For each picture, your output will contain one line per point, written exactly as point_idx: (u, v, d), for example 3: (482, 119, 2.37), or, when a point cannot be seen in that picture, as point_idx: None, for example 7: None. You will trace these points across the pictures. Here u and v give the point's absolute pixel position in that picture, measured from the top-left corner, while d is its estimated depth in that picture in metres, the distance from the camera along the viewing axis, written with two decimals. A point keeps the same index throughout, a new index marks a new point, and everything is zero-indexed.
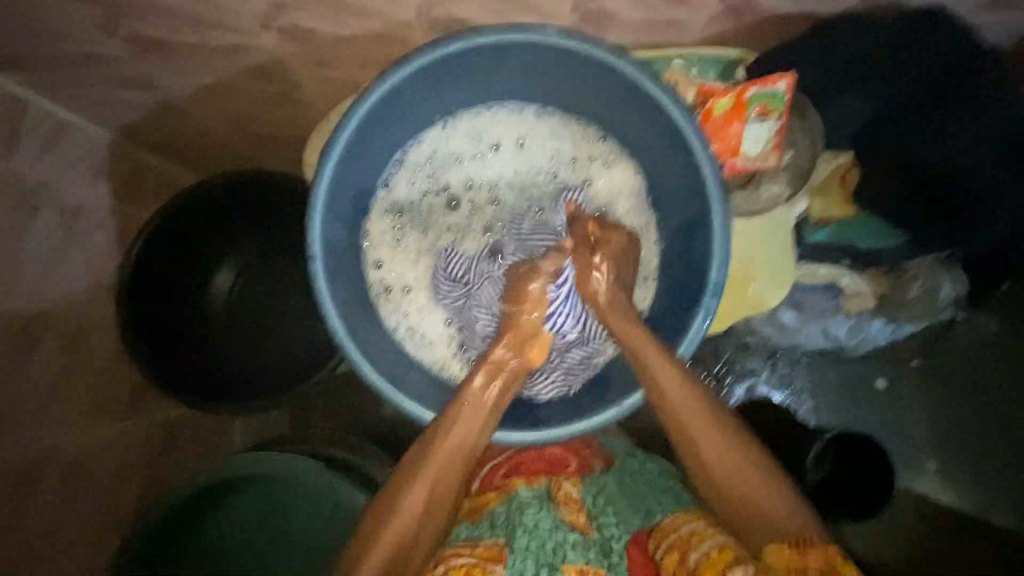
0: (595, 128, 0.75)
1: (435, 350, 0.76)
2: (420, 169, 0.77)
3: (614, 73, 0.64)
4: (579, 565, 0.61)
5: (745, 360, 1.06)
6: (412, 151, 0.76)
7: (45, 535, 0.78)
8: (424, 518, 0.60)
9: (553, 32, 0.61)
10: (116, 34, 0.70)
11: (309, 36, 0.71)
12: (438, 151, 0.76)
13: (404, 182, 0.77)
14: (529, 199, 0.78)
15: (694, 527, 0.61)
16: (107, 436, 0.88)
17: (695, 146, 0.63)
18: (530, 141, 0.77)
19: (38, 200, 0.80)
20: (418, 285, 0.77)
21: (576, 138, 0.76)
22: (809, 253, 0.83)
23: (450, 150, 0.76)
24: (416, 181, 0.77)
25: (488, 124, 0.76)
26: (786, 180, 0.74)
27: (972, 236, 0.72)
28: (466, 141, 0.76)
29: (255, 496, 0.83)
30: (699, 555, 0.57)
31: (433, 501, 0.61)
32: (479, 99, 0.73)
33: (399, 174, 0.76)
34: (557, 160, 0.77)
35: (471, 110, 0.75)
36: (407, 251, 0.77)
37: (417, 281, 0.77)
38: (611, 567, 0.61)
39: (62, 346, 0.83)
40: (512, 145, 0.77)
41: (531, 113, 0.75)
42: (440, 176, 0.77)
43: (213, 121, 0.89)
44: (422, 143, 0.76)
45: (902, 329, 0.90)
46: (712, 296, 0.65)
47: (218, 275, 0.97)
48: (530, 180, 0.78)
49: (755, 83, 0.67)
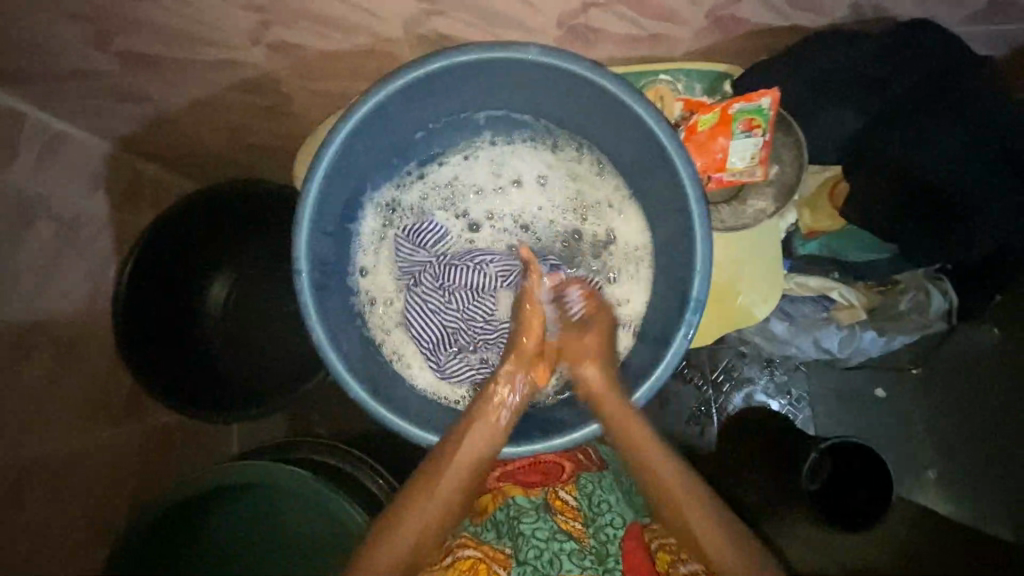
0: (598, 165, 0.77)
1: (424, 381, 0.76)
2: (435, 188, 0.80)
3: (597, 88, 0.64)
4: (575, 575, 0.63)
5: (743, 368, 1.06)
6: (434, 169, 0.79)
7: (46, 536, 0.80)
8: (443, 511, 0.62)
9: (536, 50, 0.62)
10: (108, 50, 0.71)
11: (299, 52, 0.72)
12: (454, 173, 0.80)
13: (417, 192, 0.79)
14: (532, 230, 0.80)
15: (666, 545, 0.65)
16: (104, 440, 0.89)
17: (677, 161, 0.63)
18: (545, 178, 0.79)
19: (37, 211, 0.82)
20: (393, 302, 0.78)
21: (581, 174, 0.78)
22: (799, 264, 0.85)
23: (466, 174, 0.80)
24: (426, 199, 0.79)
25: (503, 151, 0.79)
26: (771, 195, 0.75)
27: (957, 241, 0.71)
28: (485, 165, 0.80)
29: (250, 504, 0.83)
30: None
31: (437, 520, 0.62)
32: (486, 124, 0.76)
33: (410, 191, 0.79)
34: (563, 203, 0.79)
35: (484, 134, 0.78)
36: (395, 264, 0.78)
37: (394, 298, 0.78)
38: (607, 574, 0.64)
39: (59, 353, 0.85)
40: (530, 180, 0.80)
41: (536, 140, 0.78)
42: (450, 197, 0.80)
43: (209, 132, 0.90)
44: (441, 164, 0.79)
45: (895, 340, 0.88)
46: (692, 311, 0.65)
47: (214, 286, 0.98)
48: (536, 212, 0.80)
49: (739, 98, 0.68)
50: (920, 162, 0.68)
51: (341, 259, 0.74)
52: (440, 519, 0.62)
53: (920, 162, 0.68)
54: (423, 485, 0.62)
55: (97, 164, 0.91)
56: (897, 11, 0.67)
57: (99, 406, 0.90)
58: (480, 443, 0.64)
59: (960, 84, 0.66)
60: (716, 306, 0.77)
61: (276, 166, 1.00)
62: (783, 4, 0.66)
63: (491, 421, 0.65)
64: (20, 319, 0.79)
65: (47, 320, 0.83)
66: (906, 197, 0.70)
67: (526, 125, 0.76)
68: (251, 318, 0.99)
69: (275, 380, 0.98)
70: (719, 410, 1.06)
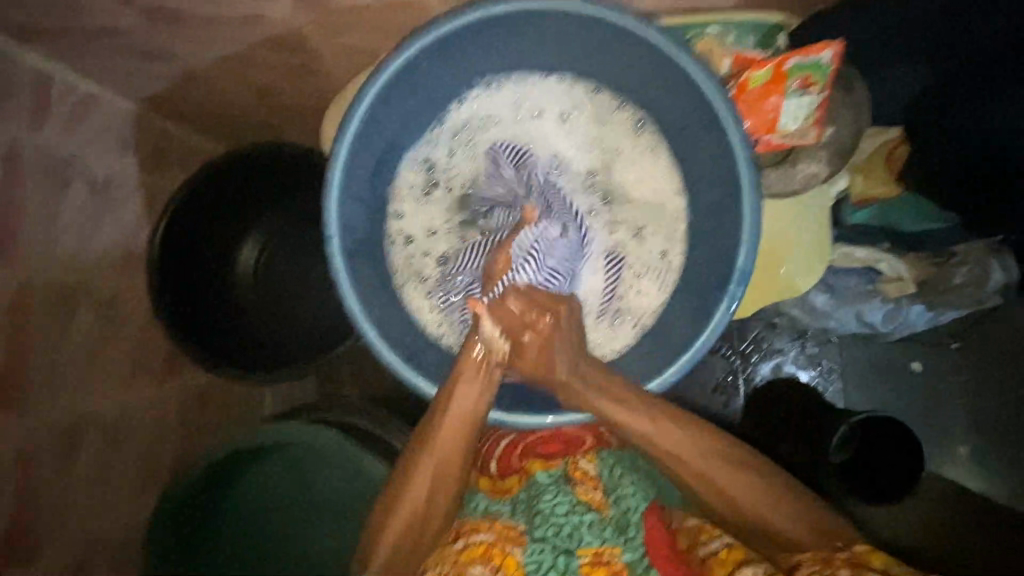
0: (634, 112, 0.72)
1: (440, 322, 0.75)
2: (461, 127, 0.74)
3: (641, 43, 0.60)
4: (595, 547, 0.63)
5: (774, 339, 1.03)
6: (453, 104, 0.73)
7: (93, 486, 0.84)
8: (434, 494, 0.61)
9: (576, 2, 0.58)
10: (130, 6, 0.69)
11: (324, 6, 0.69)
12: (477, 107, 0.74)
13: (444, 131, 0.75)
14: (562, 164, 0.74)
15: (701, 522, 0.62)
16: (142, 398, 0.92)
17: (726, 122, 0.60)
18: (576, 122, 0.74)
19: (70, 174, 0.83)
20: (424, 251, 0.76)
21: (612, 115, 0.73)
22: (849, 233, 0.82)
23: (490, 108, 0.74)
24: (454, 140, 0.75)
25: (532, 87, 0.73)
26: (825, 157, 0.70)
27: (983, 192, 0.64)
28: (514, 104, 0.74)
29: (284, 464, 0.85)
30: (710, 551, 0.59)
31: (442, 483, 0.61)
32: (517, 66, 0.71)
33: (433, 129, 0.74)
34: (597, 155, 0.75)
35: (514, 69, 0.71)
36: (427, 207, 0.76)
37: (427, 247, 0.76)
38: (629, 543, 0.63)
39: (99, 313, 0.87)
40: (560, 115, 0.74)
41: (566, 80, 0.72)
42: (475, 134, 0.75)
43: (234, 92, 0.88)
44: (463, 98, 0.73)
45: (944, 316, 0.84)
46: (738, 282, 0.62)
47: (242, 249, 0.97)
48: (567, 149, 0.75)
49: (796, 53, 0.62)
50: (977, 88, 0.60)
51: (373, 221, 0.72)
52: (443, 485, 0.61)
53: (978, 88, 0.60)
54: (420, 453, 0.61)
55: (125, 125, 0.91)
56: None
57: (137, 364, 0.92)
58: (469, 404, 0.61)
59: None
60: (758, 277, 0.75)
61: (303, 127, 0.98)
62: None
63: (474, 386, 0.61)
64: (59, 281, 0.81)
65: (84, 281, 0.85)
66: (940, 169, 0.67)
67: (560, 69, 0.71)
68: (279, 284, 0.99)
69: (307, 344, 1.00)
70: (746, 381, 1.05)
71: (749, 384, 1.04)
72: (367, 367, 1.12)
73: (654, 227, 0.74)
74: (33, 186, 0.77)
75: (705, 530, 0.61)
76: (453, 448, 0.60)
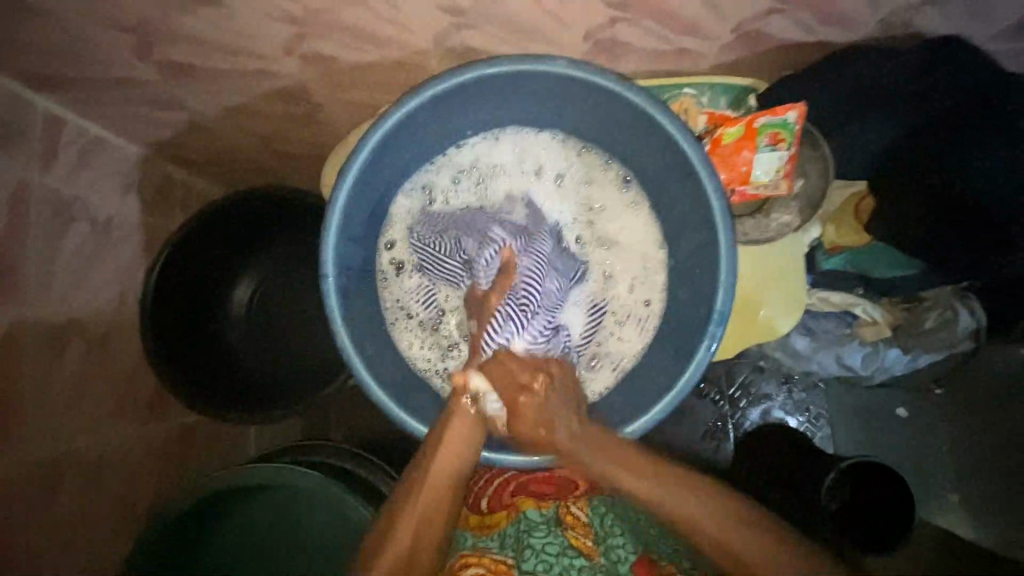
0: (620, 166, 0.76)
1: (430, 360, 0.77)
2: (460, 174, 0.78)
3: (625, 102, 0.65)
4: None
5: (761, 384, 1.06)
6: (454, 151, 0.78)
7: (72, 530, 0.82)
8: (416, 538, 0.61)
9: (562, 63, 0.63)
10: (148, 60, 0.74)
11: (330, 63, 0.74)
12: (477, 156, 0.78)
13: (444, 177, 0.78)
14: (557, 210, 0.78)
15: None
16: (127, 435, 0.91)
17: (701, 174, 0.64)
18: (569, 176, 0.78)
19: (75, 213, 0.85)
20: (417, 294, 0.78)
21: (599, 168, 0.77)
22: (824, 280, 0.85)
23: (489, 157, 0.78)
24: (454, 184, 0.78)
25: (528, 141, 0.78)
26: (795, 209, 0.75)
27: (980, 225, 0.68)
28: (509, 156, 0.78)
29: (267, 507, 0.83)
30: None
31: (425, 528, 0.61)
32: (511, 120, 0.75)
33: (433, 176, 0.78)
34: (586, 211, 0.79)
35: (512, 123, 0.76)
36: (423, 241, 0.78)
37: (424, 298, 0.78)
38: None
39: (91, 350, 0.87)
40: (553, 166, 0.78)
41: (558, 135, 0.77)
42: (476, 179, 0.79)
43: (238, 138, 0.92)
44: (462, 147, 0.77)
45: (920, 360, 0.88)
46: (716, 323, 0.65)
47: (238, 287, 0.99)
48: (560, 198, 0.79)
49: (765, 111, 0.68)
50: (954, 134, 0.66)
51: (369, 259, 0.75)
52: (429, 532, 0.61)
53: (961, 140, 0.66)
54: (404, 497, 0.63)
55: (132, 168, 0.94)
56: (927, 30, 0.67)
57: (125, 402, 0.92)
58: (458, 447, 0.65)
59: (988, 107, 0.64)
60: (738, 322, 0.79)
61: (302, 171, 1.02)
62: (811, 21, 0.66)
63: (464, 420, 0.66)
64: (55, 315, 0.82)
65: (80, 318, 0.86)
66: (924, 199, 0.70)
67: (552, 125, 0.76)
68: (277, 325, 1.01)
69: (296, 383, 1.00)
70: (735, 426, 1.07)
71: (738, 429, 1.06)
72: (356, 406, 1.11)
73: (642, 280, 0.77)
74: (38, 225, 0.79)
75: None
76: (442, 488, 0.63)
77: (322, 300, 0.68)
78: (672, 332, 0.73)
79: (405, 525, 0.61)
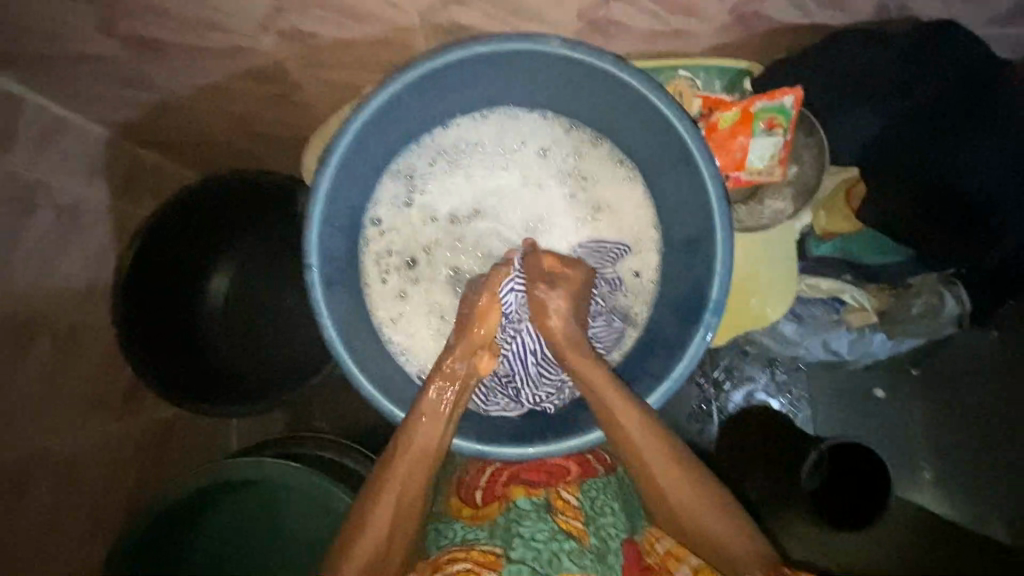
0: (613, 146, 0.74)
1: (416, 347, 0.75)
2: (444, 153, 0.75)
3: (620, 84, 0.63)
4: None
5: (744, 366, 1.05)
6: (439, 132, 0.74)
7: (49, 528, 0.79)
8: (389, 532, 0.60)
9: (556, 43, 0.61)
10: (112, 34, 0.69)
11: (309, 40, 0.70)
12: (461, 136, 0.75)
13: (426, 157, 0.75)
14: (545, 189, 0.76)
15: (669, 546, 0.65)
16: (100, 432, 0.88)
17: (698, 159, 0.63)
18: (558, 155, 0.76)
19: (36, 199, 0.80)
20: (398, 274, 0.75)
21: (589, 149, 0.75)
22: (812, 265, 0.85)
23: (473, 136, 0.75)
24: (436, 164, 0.75)
25: (515, 122, 0.75)
26: (789, 196, 0.76)
27: (973, 215, 0.67)
28: (495, 136, 0.75)
29: (246, 497, 0.81)
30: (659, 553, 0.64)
31: (404, 505, 0.62)
32: (500, 100, 0.72)
33: (416, 156, 0.75)
34: (575, 194, 0.76)
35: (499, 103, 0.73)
36: (409, 225, 0.76)
37: (412, 280, 0.76)
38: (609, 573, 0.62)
39: (59, 342, 0.83)
40: (539, 147, 0.75)
41: (547, 115, 0.74)
42: (460, 159, 0.75)
43: (210, 119, 0.87)
44: (448, 127, 0.74)
45: (904, 343, 0.89)
46: (712, 312, 0.65)
47: (213, 278, 0.95)
48: (548, 178, 0.76)
49: (762, 96, 0.68)
50: (942, 125, 0.66)
51: (352, 246, 0.72)
52: (405, 520, 0.61)
53: (942, 133, 0.66)
54: (377, 494, 0.61)
55: (98, 152, 0.89)
56: (921, 14, 0.66)
57: (97, 397, 0.88)
58: (433, 432, 0.64)
59: (973, 100, 0.65)
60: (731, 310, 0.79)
61: (281, 155, 0.97)
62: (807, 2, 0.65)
63: (432, 412, 0.65)
64: (20, 307, 0.77)
65: (47, 310, 0.81)
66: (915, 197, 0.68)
67: (542, 105, 0.73)
68: (254, 316, 0.97)
69: (272, 374, 0.97)
70: (720, 409, 1.06)
71: (722, 412, 1.06)
72: (338, 394, 1.09)
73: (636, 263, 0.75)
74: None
75: (672, 555, 0.64)
76: (415, 482, 0.62)
77: (308, 294, 0.65)
78: (660, 319, 0.73)
79: (381, 514, 0.60)
